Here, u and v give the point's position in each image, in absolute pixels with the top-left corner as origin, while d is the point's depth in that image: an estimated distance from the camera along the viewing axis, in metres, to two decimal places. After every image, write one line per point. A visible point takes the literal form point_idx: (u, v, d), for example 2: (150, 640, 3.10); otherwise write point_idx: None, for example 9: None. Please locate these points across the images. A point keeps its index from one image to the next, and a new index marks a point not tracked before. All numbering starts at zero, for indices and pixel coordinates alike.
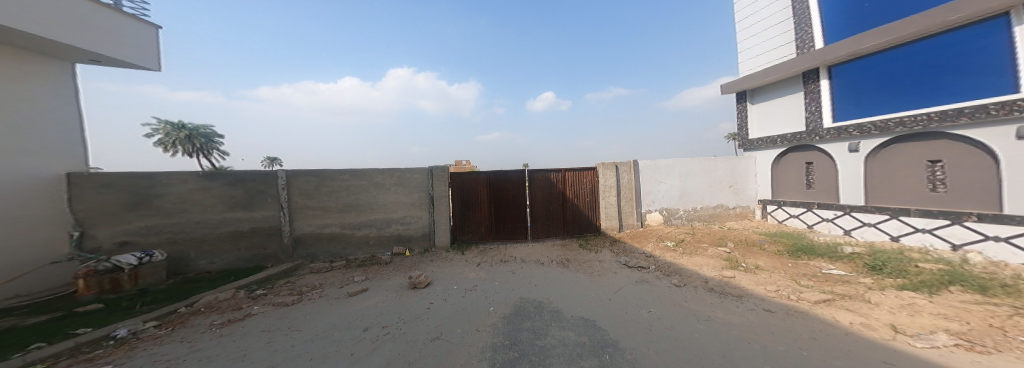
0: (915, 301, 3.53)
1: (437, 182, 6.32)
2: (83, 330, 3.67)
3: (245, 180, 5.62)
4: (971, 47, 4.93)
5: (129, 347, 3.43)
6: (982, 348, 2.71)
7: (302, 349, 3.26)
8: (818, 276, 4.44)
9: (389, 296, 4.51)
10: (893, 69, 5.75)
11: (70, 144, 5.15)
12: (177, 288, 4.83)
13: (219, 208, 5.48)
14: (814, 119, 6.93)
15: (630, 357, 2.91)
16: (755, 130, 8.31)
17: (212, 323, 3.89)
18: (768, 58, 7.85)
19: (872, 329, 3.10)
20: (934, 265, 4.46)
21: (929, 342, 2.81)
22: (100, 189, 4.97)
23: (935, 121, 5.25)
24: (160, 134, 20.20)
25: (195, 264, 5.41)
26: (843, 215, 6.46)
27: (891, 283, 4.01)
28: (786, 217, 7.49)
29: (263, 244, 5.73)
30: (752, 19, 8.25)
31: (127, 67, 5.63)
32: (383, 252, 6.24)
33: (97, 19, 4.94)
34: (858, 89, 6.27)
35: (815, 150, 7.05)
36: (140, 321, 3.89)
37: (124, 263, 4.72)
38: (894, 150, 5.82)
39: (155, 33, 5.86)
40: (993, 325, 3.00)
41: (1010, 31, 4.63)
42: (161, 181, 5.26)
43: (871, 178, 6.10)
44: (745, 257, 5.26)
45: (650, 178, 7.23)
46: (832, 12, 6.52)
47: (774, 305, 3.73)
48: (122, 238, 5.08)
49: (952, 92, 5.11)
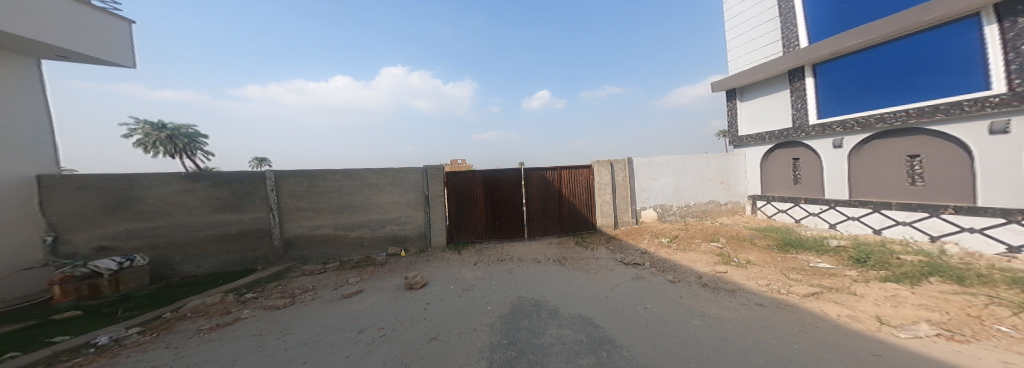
0: (897, 293, 3.68)
1: (432, 181, 6.24)
2: (60, 338, 3.51)
3: (231, 181, 5.44)
4: (947, 46, 5.08)
5: (112, 355, 3.30)
6: (961, 338, 2.84)
7: (296, 352, 3.20)
8: (806, 270, 4.58)
9: (385, 297, 4.45)
10: (874, 67, 5.93)
11: (39, 145, 4.87)
12: (162, 293, 4.66)
13: (204, 210, 5.29)
14: (800, 116, 7.10)
15: (629, 354, 2.94)
16: (744, 127, 8.49)
17: (200, 328, 3.77)
18: (756, 56, 8.00)
19: (858, 321, 3.22)
20: (915, 257, 4.64)
21: (912, 333, 2.94)
22: (75, 191, 4.74)
23: (913, 117, 5.42)
24: (139, 135, 19.30)
25: (181, 268, 5.22)
26: (828, 209, 6.67)
27: (874, 276, 4.17)
28: (775, 212, 7.71)
29: (252, 247, 5.57)
30: (741, 18, 8.36)
31: (98, 63, 5.33)
32: (378, 252, 6.15)
33: (67, 12, 4.68)
34: (841, 87, 6.44)
35: (801, 146, 7.23)
36: (123, 328, 3.74)
37: (103, 269, 4.51)
38: (877, 146, 6.01)
39: (129, 28, 5.58)
40: (971, 315, 3.16)
41: (981, 31, 4.78)
42: (140, 182, 5.04)
43: (855, 173, 6.29)
44: (737, 252, 5.40)
45: (645, 175, 7.31)
46: (815, 12, 6.67)
47: (766, 299, 3.84)
48: (101, 242, 4.86)
49: (929, 89, 5.28)
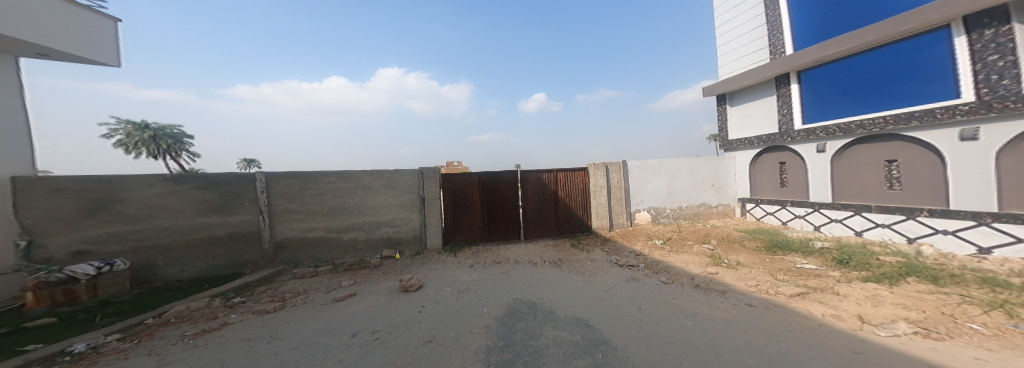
0: (877, 292, 3.85)
1: (427, 183, 6.19)
2: (32, 346, 3.35)
3: (220, 183, 5.29)
4: (921, 55, 5.33)
5: (90, 363, 3.17)
6: (936, 335, 3.00)
7: (286, 357, 3.14)
8: (793, 270, 4.75)
9: (379, 300, 4.40)
10: (855, 75, 6.17)
11: (14, 145, 4.62)
12: (144, 299, 4.49)
13: (190, 213, 5.12)
14: (786, 121, 7.32)
15: (623, 355, 2.99)
16: (734, 132, 8.71)
17: (184, 333, 3.65)
18: (745, 62, 8.22)
19: (841, 320, 3.36)
20: (893, 258, 4.87)
21: (892, 331, 3.08)
22: (52, 194, 4.53)
23: (891, 123, 5.67)
24: (120, 135, 18.51)
25: (164, 272, 5.05)
26: (813, 212, 6.91)
27: (856, 276, 4.35)
28: (763, 215, 7.94)
29: (241, 250, 5.42)
30: (731, 24, 8.59)
31: (81, 62, 5.11)
32: (372, 255, 6.06)
33: (50, 9, 4.48)
34: (825, 94, 6.68)
35: (787, 150, 7.47)
36: (101, 335, 3.59)
37: (79, 274, 4.30)
38: (858, 151, 6.26)
39: (114, 27, 5.37)
40: (945, 313, 3.33)
41: (951, 42, 5.02)
42: (123, 184, 4.85)
43: (837, 177, 6.55)
44: (728, 254, 5.55)
45: (638, 178, 7.44)
46: (801, 20, 6.88)
47: (755, 299, 3.96)
48: (78, 247, 4.65)
49: (905, 97, 5.53)
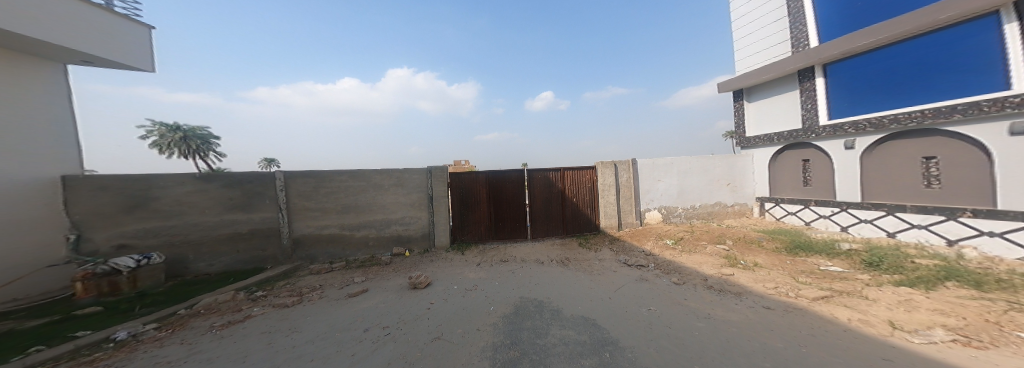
0: (912, 297, 3.57)
1: (436, 182, 6.31)
2: (82, 333, 3.66)
3: (243, 182, 5.60)
4: (964, 45, 4.94)
5: (129, 350, 3.42)
6: (979, 344, 2.74)
7: (303, 350, 3.27)
8: (816, 273, 4.47)
9: (389, 296, 4.51)
10: (887, 67, 5.78)
11: (64, 147, 5.08)
12: (176, 290, 4.81)
13: (216, 210, 5.46)
14: (810, 116, 6.95)
15: (631, 356, 2.91)
16: (752, 129, 8.35)
17: (212, 325, 3.88)
18: (764, 56, 7.87)
19: (870, 325, 3.13)
20: (930, 261, 4.49)
21: (927, 338, 2.84)
22: (97, 192, 4.94)
23: (929, 117, 5.26)
24: (155, 136, 20.05)
25: (194, 266, 5.39)
26: (840, 212, 6.50)
27: (887, 279, 4.04)
28: (784, 214, 7.54)
29: (262, 246, 5.72)
30: (749, 17, 8.24)
31: (120, 68, 5.57)
32: (383, 252, 6.23)
33: (89, 19, 4.90)
34: (853, 88, 6.29)
35: (811, 147, 7.08)
36: (139, 324, 3.88)
37: (121, 266, 4.68)
38: (892, 147, 5.83)
39: (147, 33, 5.80)
40: (990, 321, 3.04)
41: (1001, 29, 4.64)
42: (158, 183, 5.23)
43: (868, 175, 6.13)
44: (744, 255, 5.30)
45: (649, 176, 7.26)
46: (826, 11, 6.53)
47: (774, 302, 3.75)
48: (119, 241, 5.04)
49: (945, 89, 5.13)
